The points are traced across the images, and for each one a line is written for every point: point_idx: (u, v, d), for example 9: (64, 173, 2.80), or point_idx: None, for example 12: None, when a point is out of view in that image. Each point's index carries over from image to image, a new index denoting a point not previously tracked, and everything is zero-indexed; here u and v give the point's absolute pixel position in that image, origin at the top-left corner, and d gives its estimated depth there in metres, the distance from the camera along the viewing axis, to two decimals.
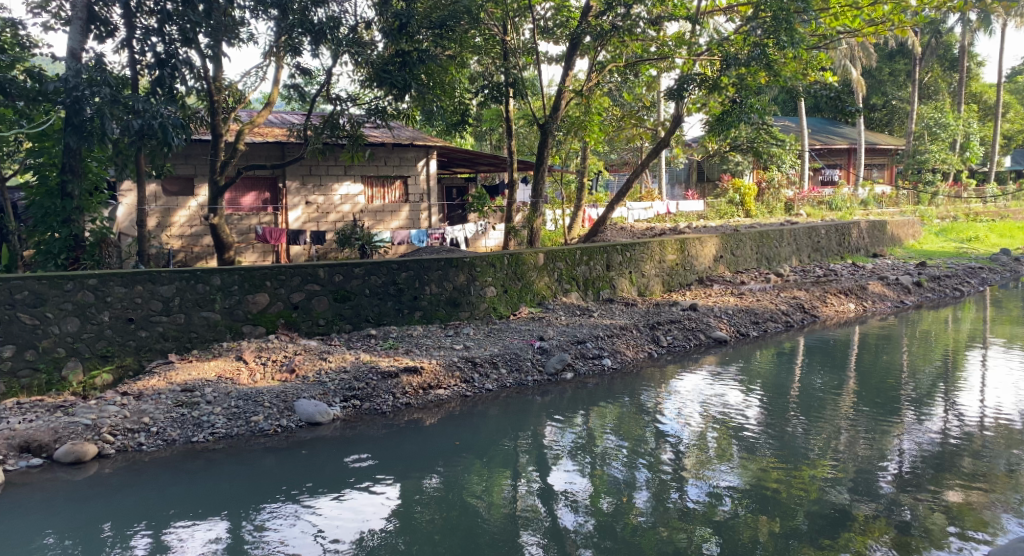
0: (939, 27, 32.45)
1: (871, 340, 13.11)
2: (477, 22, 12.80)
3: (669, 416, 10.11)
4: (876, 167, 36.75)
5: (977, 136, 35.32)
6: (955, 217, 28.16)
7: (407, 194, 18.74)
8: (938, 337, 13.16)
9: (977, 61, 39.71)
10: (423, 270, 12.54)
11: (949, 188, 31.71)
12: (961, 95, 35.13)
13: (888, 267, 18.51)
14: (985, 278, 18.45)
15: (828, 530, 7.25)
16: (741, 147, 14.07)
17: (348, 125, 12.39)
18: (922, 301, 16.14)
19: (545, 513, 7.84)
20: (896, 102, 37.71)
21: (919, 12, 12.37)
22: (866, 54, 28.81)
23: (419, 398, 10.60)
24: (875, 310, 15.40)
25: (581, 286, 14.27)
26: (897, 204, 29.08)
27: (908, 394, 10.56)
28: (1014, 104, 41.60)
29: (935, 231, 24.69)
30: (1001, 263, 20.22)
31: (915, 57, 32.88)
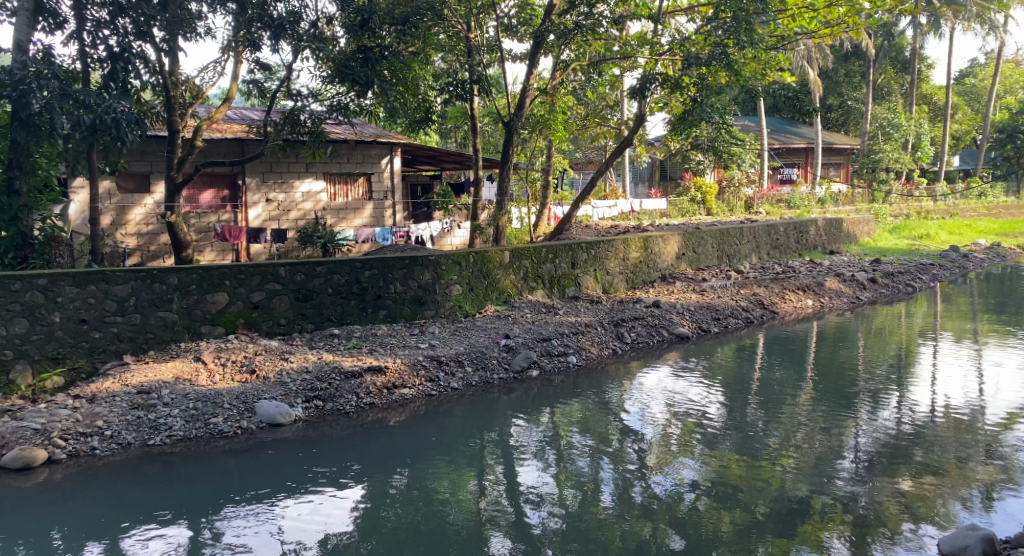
0: (892, 30, 33.21)
1: (828, 335, 13.48)
2: (440, 19, 12.77)
3: (632, 413, 10.22)
4: (833, 166, 37.55)
5: (927, 136, 36.36)
6: (907, 216, 28.95)
7: (370, 192, 18.58)
8: (892, 332, 13.56)
9: (927, 63, 40.85)
10: (387, 268, 12.46)
11: (902, 187, 32.61)
12: (913, 96, 36.00)
13: (845, 263, 19.01)
14: (935, 274, 19.07)
15: (788, 522, 7.44)
16: (703, 146, 14.16)
17: (309, 122, 12.18)
18: (877, 297, 16.61)
19: (513, 511, 7.89)
20: (852, 102, 38.49)
21: (874, 14, 12.63)
22: (823, 55, 29.41)
23: (383, 398, 10.53)
24: (833, 306, 15.77)
25: (547, 284, 14.34)
26: (852, 203, 29.80)
27: (864, 388, 10.87)
28: (962, 105, 42.99)
29: (889, 228, 25.39)
30: (951, 260, 20.94)
31: (869, 59, 33.69)
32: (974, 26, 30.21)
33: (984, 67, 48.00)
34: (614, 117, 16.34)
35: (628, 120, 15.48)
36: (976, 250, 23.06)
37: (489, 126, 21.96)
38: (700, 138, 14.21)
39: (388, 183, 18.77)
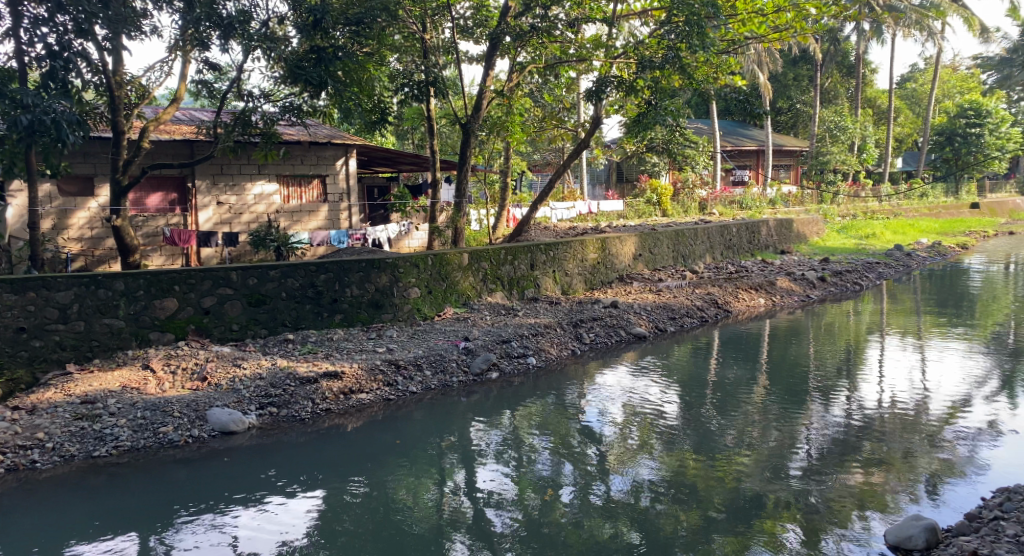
0: (836, 35, 34.13)
1: (780, 333, 13.81)
2: (394, 19, 12.68)
3: (591, 412, 10.31)
4: (783, 168, 38.37)
5: (872, 139, 37.46)
6: (855, 216, 29.83)
7: (325, 194, 18.27)
8: (841, 329, 13.96)
9: (871, 68, 42.16)
10: (344, 271, 12.30)
11: (849, 188, 33.62)
12: (858, 100, 37.03)
13: (795, 263, 19.48)
14: (881, 272, 19.67)
15: (742, 517, 7.59)
16: (657, 149, 14.33)
17: (261, 123, 11.99)
18: (826, 295, 17.07)
19: (473, 514, 7.88)
20: (800, 105, 39.51)
21: (820, 19, 12.94)
22: (772, 59, 30.04)
23: (339, 404, 10.38)
24: (784, 304, 16.12)
25: (506, 285, 14.34)
26: (802, 204, 30.57)
27: (817, 383, 11.16)
28: (904, 109, 44.42)
29: (837, 229, 26.12)
30: (895, 258, 21.62)
31: (816, 63, 34.57)
32: (913, 32, 31.24)
33: (923, 73, 49.79)
34: (570, 119, 16.40)
35: (585, 122, 15.55)
36: (918, 249, 23.88)
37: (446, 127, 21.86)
38: (654, 141, 14.35)
39: (344, 185, 18.48)
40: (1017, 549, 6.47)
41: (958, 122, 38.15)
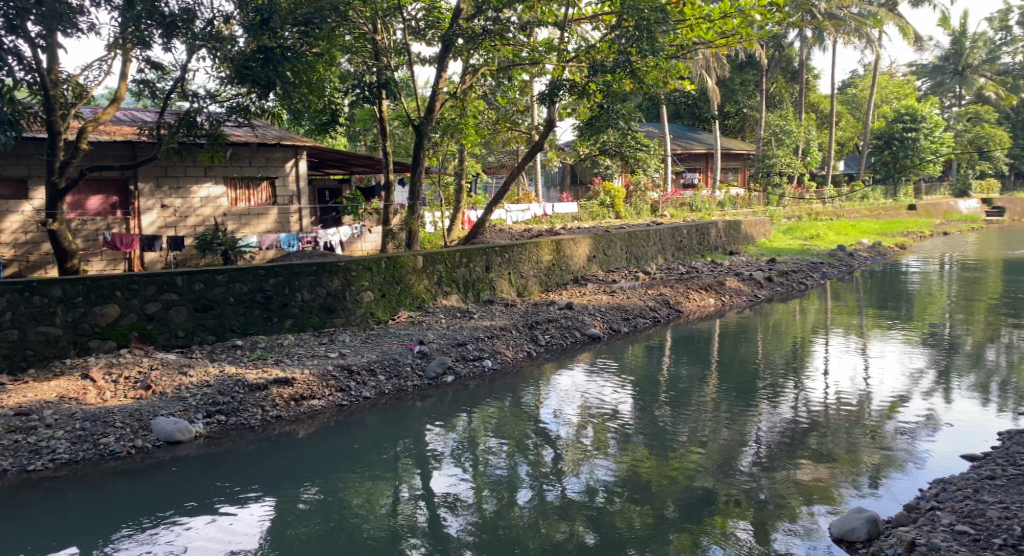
0: (780, 42, 34.97)
1: (731, 332, 14.10)
2: (345, 19, 12.62)
3: (548, 413, 10.35)
4: (732, 171, 39.05)
5: (815, 143, 38.45)
6: (800, 217, 30.82)
7: (274, 197, 17.91)
8: (788, 327, 14.33)
9: (813, 74, 43.42)
10: (294, 276, 12.07)
11: (794, 190, 34.57)
12: (801, 105, 38.00)
13: (743, 263, 19.93)
14: (825, 272, 20.27)
15: (694, 514, 7.72)
16: (610, 153, 14.40)
17: (207, 124, 11.75)
18: (773, 295, 17.51)
19: (429, 518, 7.84)
20: (747, 110, 40.40)
21: (765, 26, 13.18)
22: (720, 63, 30.57)
23: (290, 410, 10.18)
24: (733, 304, 16.48)
25: (461, 288, 14.28)
26: (749, 206, 31.25)
27: (768, 380, 11.44)
28: (845, 114, 45.81)
29: (783, 230, 26.79)
30: (838, 259, 22.29)
31: (762, 69, 35.38)
32: (853, 40, 32.20)
33: (863, 79, 51.45)
34: (525, 122, 16.39)
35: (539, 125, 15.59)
36: (859, 249, 24.64)
37: (399, 130, 21.69)
38: (607, 144, 14.44)
39: (294, 187, 18.14)
40: (953, 537, 6.68)
41: (896, 127, 39.27)
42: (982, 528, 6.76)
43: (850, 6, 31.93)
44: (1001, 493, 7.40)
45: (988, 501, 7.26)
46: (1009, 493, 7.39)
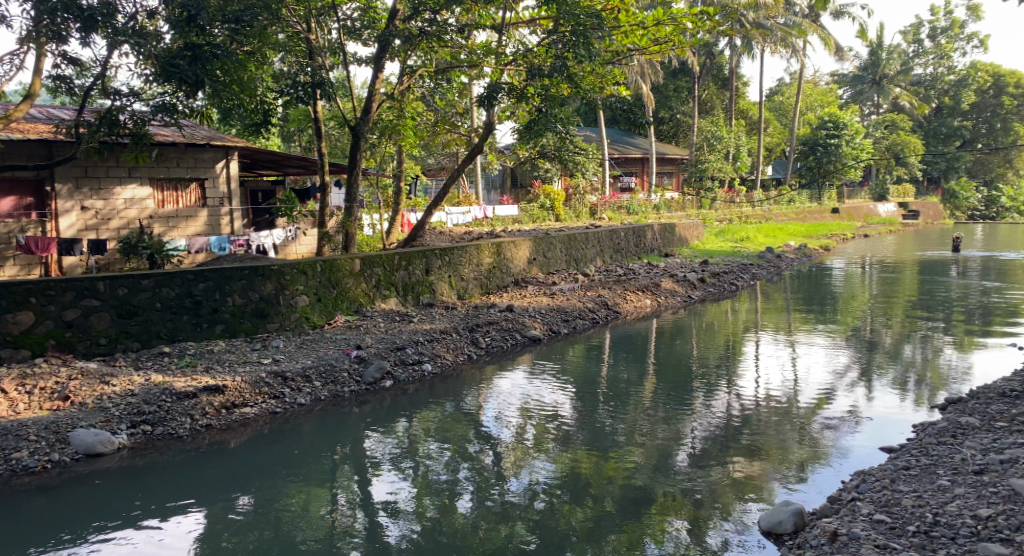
0: (711, 49, 35.91)
1: (666, 332, 14.43)
2: (277, 18, 12.30)
3: (489, 416, 10.33)
4: (667, 175, 39.76)
5: (745, 147, 39.37)
6: (731, 220, 32.60)
7: (203, 199, 17.36)
8: (721, 327, 14.73)
9: (742, 82, 44.76)
10: (225, 280, 11.68)
11: (726, 194, 35.40)
12: (731, 111, 39.09)
13: (678, 265, 20.36)
14: (754, 273, 20.93)
15: (633, 511, 7.84)
16: (548, 156, 14.52)
17: (130, 123, 11.29)
18: (706, 295, 17.96)
19: (368, 524, 7.72)
20: (681, 116, 41.40)
21: (696, 34, 13.58)
22: (654, 70, 31.13)
23: (221, 418, 9.84)
24: (668, 304, 16.82)
25: (400, 291, 14.11)
26: (683, 209, 31.93)
27: (706, 378, 11.73)
28: (772, 120, 47.37)
29: (715, 233, 27.52)
30: (767, 260, 23.04)
31: (694, 76, 36.22)
32: (779, 49, 33.39)
33: (789, 87, 53.37)
34: (464, 124, 16.31)
35: (478, 127, 15.59)
36: (786, 251, 25.51)
37: (335, 131, 21.29)
38: (546, 147, 14.54)
39: (225, 189, 17.65)
40: (871, 527, 6.95)
41: (819, 134, 40.54)
42: (898, 516, 7.07)
43: (777, 16, 33.09)
44: (916, 483, 7.75)
45: (903, 490, 7.61)
46: (922, 482, 7.74)
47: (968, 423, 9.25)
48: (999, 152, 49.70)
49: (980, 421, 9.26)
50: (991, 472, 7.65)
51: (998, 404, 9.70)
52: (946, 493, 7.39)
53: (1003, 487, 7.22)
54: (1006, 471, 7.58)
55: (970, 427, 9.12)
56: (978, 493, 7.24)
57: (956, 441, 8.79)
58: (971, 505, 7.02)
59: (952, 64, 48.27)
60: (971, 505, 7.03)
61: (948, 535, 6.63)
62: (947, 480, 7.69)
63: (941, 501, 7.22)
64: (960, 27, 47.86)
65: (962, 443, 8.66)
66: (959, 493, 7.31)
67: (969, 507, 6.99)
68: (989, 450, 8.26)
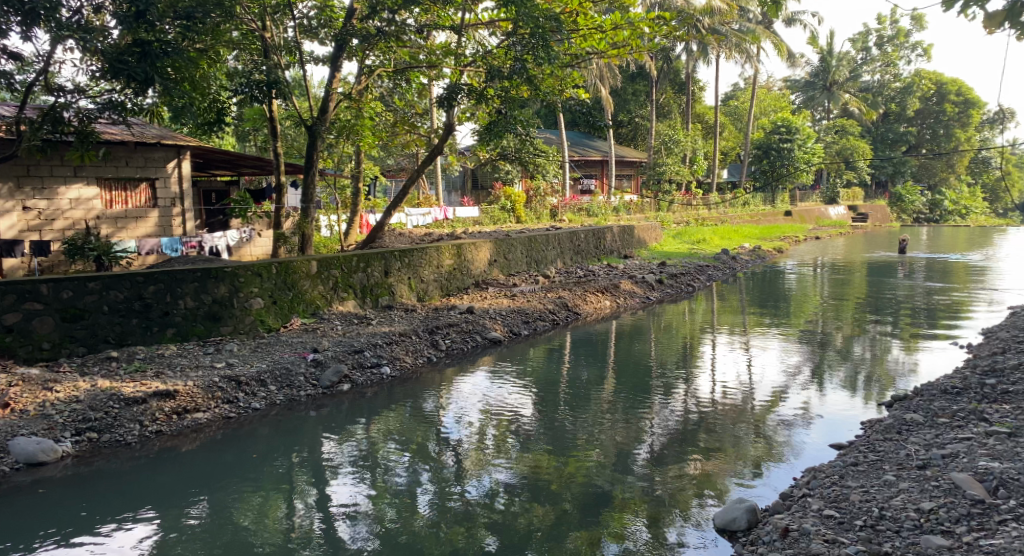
0: (668, 54, 36.35)
1: (626, 332, 14.55)
2: (231, 16, 12.04)
3: (449, 418, 10.26)
4: (626, 178, 40.11)
5: (701, 151, 39.91)
6: (688, 222, 32.96)
7: (154, 199, 16.91)
8: (679, 327, 14.91)
9: (698, 86, 45.42)
10: (176, 282, 11.37)
11: (684, 197, 35.89)
12: (688, 115, 39.63)
13: (637, 266, 20.57)
14: (711, 274, 21.23)
15: (592, 511, 7.88)
16: (509, 157, 14.51)
17: (76, 120, 10.97)
18: (665, 296, 18.16)
19: (325, 529, 7.60)
20: (639, 119, 41.87)
21: (654, 38, 13.67)
22: (613, 74, 31.34)
23: (172, 424, 9.57)
24: (627, 305, 16.96)
25: (358, 293, 13.93)
26: (642, 212, 32.26)
27: (667, 378, 11.85)
28: (727, 124, 48.18)
29: (673, 234, 27.86)
30: (723, 261, 23.42)
31: (652, 80, 36.60)
32: (733, 55, 34.02)
33: (744, 92, 54.35)
34: (424, 125, 16.16)
35: (438, 128, 15.51)
36: (741, 253, 25.94)
37: (291, 130, 20.94)
38: (507, 149, 14.53)
39: (177, 189, 17.20)
40: (821, 522, 7.10)
41: (772, 138, 41.35)
42: (847, 511, 7.23)
43: (732, 22, 33.66)
44: (863, 478, 7.93)
45: (852, 486, 7.77)
46: (869, 477, 7.92)
47: (912, 420, 9.49)
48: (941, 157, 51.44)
49: (924, 418, 9.52)
50: (933, 467, 7.87)
51: (941, 401, 10.00)
52: (891, 487, 7.58)
53: (944, 481, 7.44)
54: (947, 466, 7.81)
55: (914, 423, 9.37)
56: (920, 487, 7.44)
57: (901, 437, 9.00)
58: (914, 498, 7.22)
59: (898, 72, 49.75)
60: (914, 498, 7.23)
61: (893, 528, 6.81)
62: (893, 475, 7.89)
63: (886, 495, 7.41)
64: (905, 35, 49.32)
65: (907, 439, 8.89)
66: (903, 487, 7.51)
67: (912, 500, 7.19)
68: (932, 445, 8.49)
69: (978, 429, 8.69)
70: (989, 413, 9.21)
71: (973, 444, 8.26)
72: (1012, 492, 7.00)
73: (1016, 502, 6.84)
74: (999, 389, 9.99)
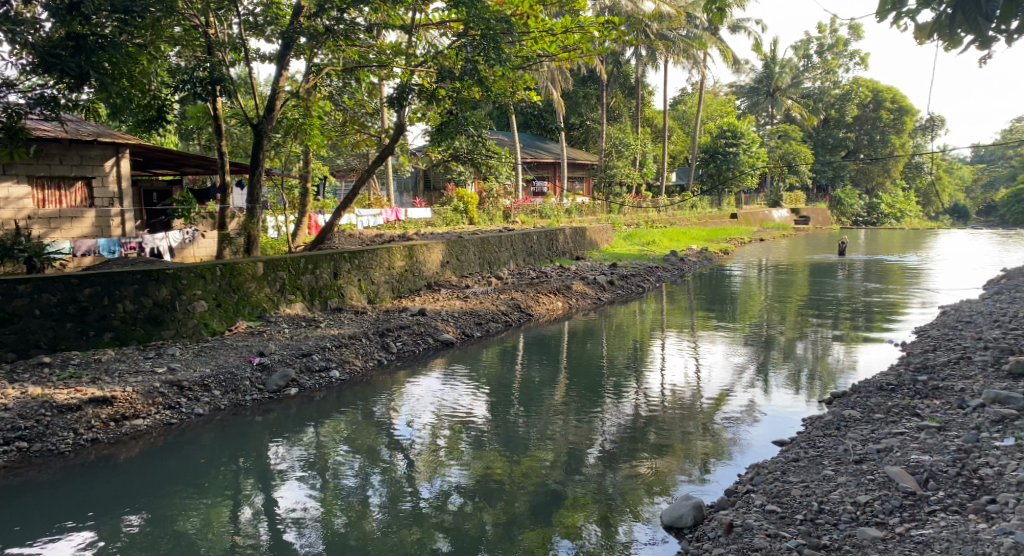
0: (618, 58, 36.74)
1: (578, 333, 14.65)
2: (172, 11, 11.69)
3: (400, 422, 10.14)
4: (578, 180, 40.42)
5: (651, 154, 40.44)
6: (639, 224, 33.37)
7: (90, 199, 16.33)
8: (630, 328, 15.08)
9: (647, 90, 46.07)
10: (113, 285, 10.97)
11: (633, 200, 36.35)
12: (638, 119, 40.13)
13: (589, 268, 20.71)
14: (661, 276, 21.53)
15: (544, 511, 7.88)
16: (462, 158, 14.46)
17: (4, 116, 10.50)
18: (616, 297, 18.33)
19: (272, 535, 7.44)
20: (590, 122, 42.25)
21: (603, 42, 13.87)
22: (564, 77, 31.52)
23: (109, 432, 9.23)
24: (580, 306, 17.07)
25: (306, 296, 13.68)
26: (593, 214, 32.55)
27: (620, 378, 11.96)
28: (674, 128, 49.00)
29: (624, 236, 28.17)
30: (671, 263, 23.79)
31: (603, 83, 36.94)
32: (681, 60, 34.59)
33: (690, 97, 55.35)
34: (374, 125, 15.98)
35: (388, 129, 15.38)
36: (690, 254, 26.39)
37: (237, 128, 20.46)
38: (459, 150, 14.49)
39: (115, 188, 16.73)
40: (763, 517, 7.22)
41: (719, 142, 42.18)
42: (788, 506, 7.37)
43: (680, 28, 34.23)
44: (803, 473, 8.10)
45: (793, 481, 7.93)
46: (809, 472, 8.10)
47: (850, 416, 9.75)
48: (878, 162, 53.21)
49: (861, 414, 9.79)
50: (869, 461, 8.10)
51: (876, 397, 10.31)
52: (830, 482, 7.77)
53: (879, 474, 7.66)
54: (881, 459, 8.06)
55: (852, 419, 9.64)
56: (857, 480, 7.64)
57: (839, 433, 9.24)
58: (851, 492, 7.42)
59: (837, 79, 51.22)
60: (851, 492, 7.43)
61: (831, 521, 6.98)
62: (831, 470, 8.08)
63: (825, 490, 7.59)
64: (844, 44, 50.84)
65: (845, 434, 9.14)
66: (841, 481, 7.71)
67: (849, 494, 7.39)
68: (868, 440, 8.75)
69: (911, 424, 8.99)
70: (921, 408, 9.54)
71: (906, 438, 8.53)
72: (942, 483, 7.28)
73: (944, 493, 7.13)
74: (930, 384, 10.35)
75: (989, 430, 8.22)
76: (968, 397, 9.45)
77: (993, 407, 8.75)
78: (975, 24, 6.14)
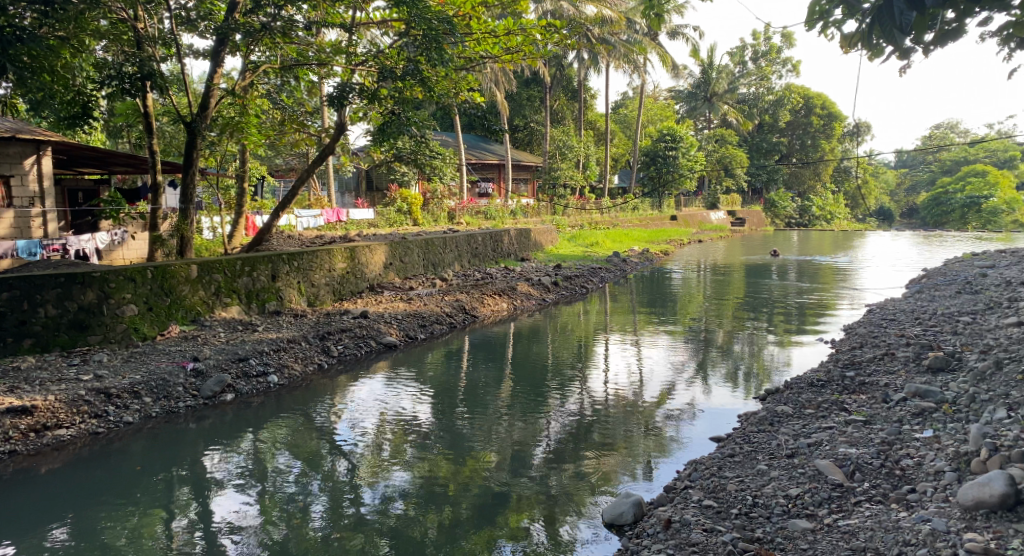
0: (561, 61, 36.89)
1: (524, 334, 14.68)
2: (97, 3, 11.18)
3: (342, 426, 9.93)
4: (522, 182, 40.56)
5: (593, 157, 40.83)
6: (582, 225, 33.66)
7: (8, 198, 15.59)
8: (575, 328, 15.19)
9: (590, 94, 46.56)
10: (34, 288, 10.45)
11: (576, 202, 36.67)
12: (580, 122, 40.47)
13: (534, 269, 20.76)
14: (604, 277, 21.74)
15: (487, 513, 7.83)
16: (406, 159, 14.31)
17: None
18: (559, 298, 18.42)
19: (205, 546, 7.19)
20: (534, 124, 42.43)
21: (547, 45, 13.87)
22: (507, 79, 31.55)
23: (29, 443, 8.78)
24: (524, 307, 17.07)
25: (243, 298, 13.29)
26: (538, 216, 32.70)
27: (565, 378, 12.01)
28: (615, 131, 49.65)
29: (568, 237, 28.36)
30: (614, 264, 24.06)
31: (546, 86, 37.09)
32: (622, 65, 35.02)
33: (630, 100, 56.20)
34: (314, 124, 15.65)
35: (328, 128, 15.10)
36: (633, 256, 26.74)
37: (169, 126, 19.77)
38: (402, 150, 14.33)
39: (36, 188, 16.02)
40: (700, 512, 7.32)
41: (659, 146, 42.84)
42: (724, 501, 7.49)
43: (620, 33, 34.64)
44: (739, 469, 8.24)
45: (728, 476, 8.06)
46: (744, 468, 8.25)
47: (782, 412, 9.98)
48: (808, 166, 54.90)
49: (793, 409, 10.03)
50: (800, 455, 8.30)
51: (808, 393, 10.59)
52: (764, 476, 7.93)
53: (809, 468, 7.86)
54: (812, 453, 8.27)
55: (784, 414, 9.87)
56: (789, 474, 7.82)
57: (772, 428, 9.44)
58: (784, 485, 7.58)
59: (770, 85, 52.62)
60: (784, 485, 7.60)
61: (764, 514, 7.12)
62: (765, 464, 8.25)
63: (760, 484, 7.74)
64: (777, 52, 52.19)
65: (777, 429, 9.34)
66: (774, 475, 7.87)
67: (781, 488, 7.55)
68: (799, 435, 8.96)
69: (839, 418, 9.26)
70: (849, 403, 9.84)
71: (834, 432, 8.77)
72: (867, 475, 7.50)
73: (869, 484, 7.35)
74: (858, 380, 10.69)
75: (909, 423, 8.52)
76: (891, 391, 9.80)
77: (914, 401, 9.09)
78: (893, 37, 6.19)
